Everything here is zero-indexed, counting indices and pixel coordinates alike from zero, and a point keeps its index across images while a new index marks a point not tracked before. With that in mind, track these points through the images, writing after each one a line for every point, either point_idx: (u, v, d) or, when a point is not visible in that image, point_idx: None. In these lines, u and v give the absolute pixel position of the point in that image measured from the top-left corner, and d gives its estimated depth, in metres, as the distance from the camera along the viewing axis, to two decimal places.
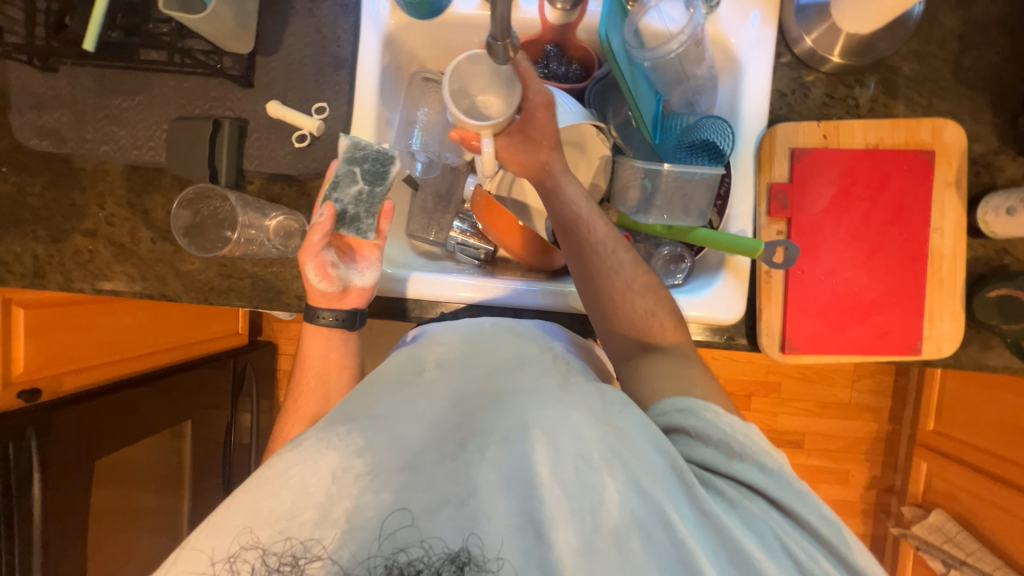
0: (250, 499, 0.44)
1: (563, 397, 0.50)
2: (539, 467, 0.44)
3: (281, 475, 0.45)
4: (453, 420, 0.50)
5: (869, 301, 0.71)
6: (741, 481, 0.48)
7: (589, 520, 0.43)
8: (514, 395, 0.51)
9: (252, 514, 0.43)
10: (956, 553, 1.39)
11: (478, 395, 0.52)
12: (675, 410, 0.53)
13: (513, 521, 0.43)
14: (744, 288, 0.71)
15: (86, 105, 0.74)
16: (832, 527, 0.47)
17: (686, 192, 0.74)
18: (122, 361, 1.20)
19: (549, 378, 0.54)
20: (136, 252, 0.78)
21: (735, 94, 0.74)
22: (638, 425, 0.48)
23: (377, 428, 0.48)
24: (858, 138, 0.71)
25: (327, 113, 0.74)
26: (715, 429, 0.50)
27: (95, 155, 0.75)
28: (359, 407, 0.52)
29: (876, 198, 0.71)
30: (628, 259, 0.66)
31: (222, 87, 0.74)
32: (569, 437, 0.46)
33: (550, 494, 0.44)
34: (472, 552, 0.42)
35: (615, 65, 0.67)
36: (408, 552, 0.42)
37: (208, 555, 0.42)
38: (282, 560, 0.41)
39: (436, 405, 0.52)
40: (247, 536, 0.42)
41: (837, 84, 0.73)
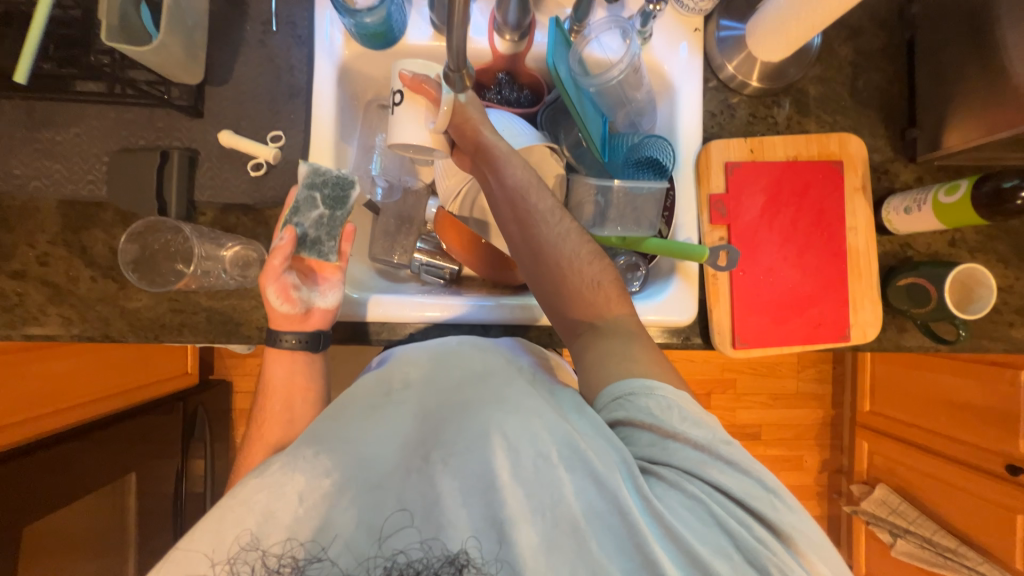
0: (228, 520, 0.44)
1: (524, 403, 0.54)
2: (500, 470, 0.49)
3: (246, 501, 0.45)
4: (419, 437, 0.53)
5: (805, 297, 0.79)
6: (677, 466, 0.52)
7: (548, 516, 0.47)
8: (480, 406, 0.55)
9: (219, 541, 0.43)
10: (900, 522, 1.53)
11: (445, 407, 0.56)
12: (613, 400, 0.57)
13: (476, 524, 0.47)
14: (694, 291, 0.77)
15: (14, 139, 0.70)
16: (777, 496, 0.52)
17: (636, 206, 0.78)
18: (50, 416, 1.08)
19: (512, 386, 0.57)
20: (74, 292, 0.73)
21: (671, 116, 0.82)
22: (592, 427, 0.52)
23: (344, 448, 0.50)
24: (780, 151, 0.80)
25: (284, 142, 0.73)
26: (647, 414, 0.55)
27: (25, 191, 0.70)
28: (329, 429, 0.52)
29: (801, 204, 0.79)
30: (560, 217, 0.68)
31: (168, 117, 0.72)
32: (528, 439, 0.50)
33: (510, 496, 0.47)
34: (471, 556, 0.46)
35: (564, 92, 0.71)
36: (407, 554, 0.45)
37: (208, 555, 0.43)
38: (283, 561, 0.44)
39: (407, 421, 0.55)
40: (247, 536, 0.44)
41: (758, 105, 0.82)
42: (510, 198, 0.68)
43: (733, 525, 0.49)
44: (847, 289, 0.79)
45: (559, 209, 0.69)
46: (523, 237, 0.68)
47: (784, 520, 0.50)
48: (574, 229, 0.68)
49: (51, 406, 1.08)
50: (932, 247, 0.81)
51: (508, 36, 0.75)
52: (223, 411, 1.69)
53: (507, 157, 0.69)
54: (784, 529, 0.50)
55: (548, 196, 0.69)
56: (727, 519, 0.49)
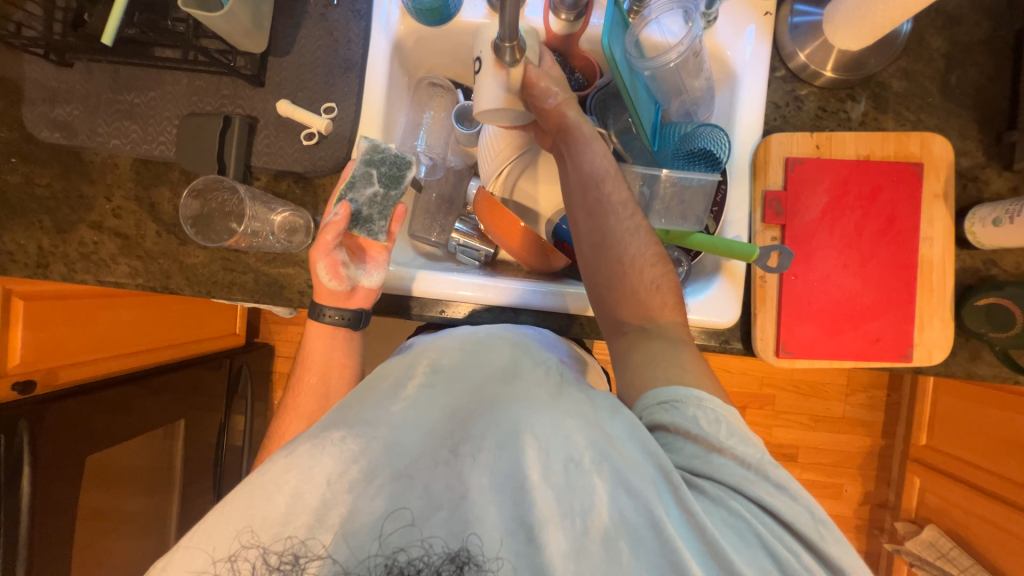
0: (242, 508, 0.46)
1: (556, 403, 0.54)
2: (530, 470, 0.48)
3: (273, 482, 0.46)
4: (447, 428, 0.52)
5: (865, 310, 0.72)
6: (722, 480, 0.50)
7: (577, 522, 0.47)
8: (508, 402, 0.54)
9: (247, 515, 0.45)
10: (950, 569, 1.40)
11: (473, 403, 0.55)
12: (658, 404, 0.55)
13: (504, 525, 0.46)
14: (738, 292, 0.73)
15: (100, 100, 0.76)
16: (826, 529, 0.49)
17: (684, 199, 0.75)
18: (118, 357, 1.20)
19: (542, 388, 0.57)
20: (140, 245, 0.79)
21: (731, 105, 0.77)
22: (627, 430, 0.51)
23: (372, 433, 0.50)
24: (850, 148, 0.73)
25: (336, 113, 0.75)
26: (694, 424, 0.53)
27: (105, 148, 0.76)
28: (351, 412, 0.53)
29: (868, 208, 0.72)
30: (630, 209, 0.66)
31: (233, 86, 0.76)
32: (561, 441, 0.50)
33: (541, 497, 0.47)
34: (471, 553, 0.45)
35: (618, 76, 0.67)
36: (408, 552, 0.46)
37: (209, 553, 0.45)
38: (282, 559, 0.45)
39: (433, 413, 0.53)
40: (247, 535, 0.45)
41: (829, 98, 0.76)
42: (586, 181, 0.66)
43: (784, 553, 0.46)
44: (914, 308, 0.72)
45: (631, 205, 0.67)
46: (592, 226, 0.66)
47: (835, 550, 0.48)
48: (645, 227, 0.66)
49: (116, 349, 1.19)
50: (1022, 267, 0.72)
51: (564, 16, 0.73)
52: (264, 373, 1.80)
53: (592, 141, 0.67)
54: (832, 559, 0.47)
55: (624, 189, 0.67)
56: (769, 540, 0.47)
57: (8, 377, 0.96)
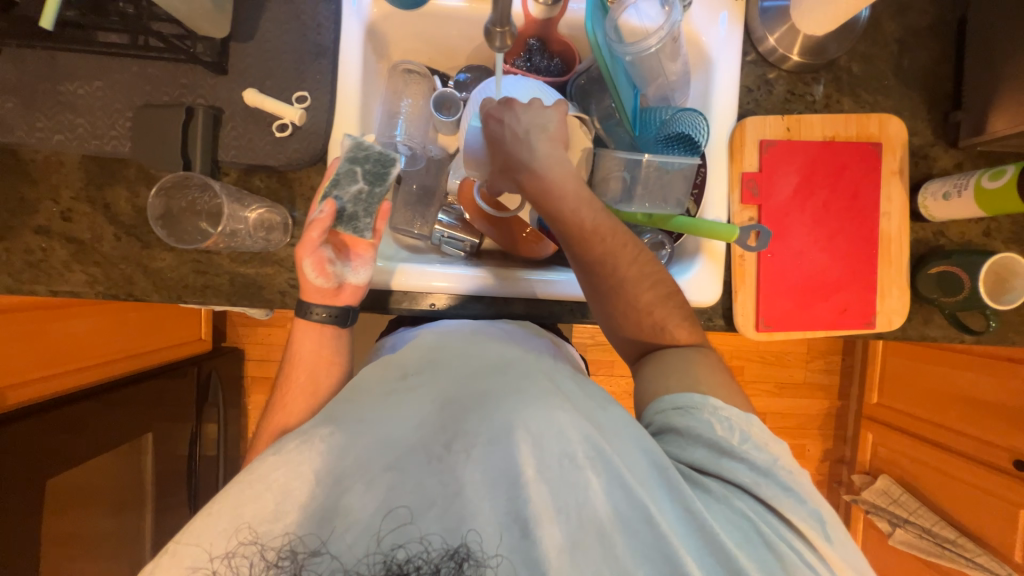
0: (232, 505, 0.45)
1: (550, 398, 0.53)
2: (523, 467, 0.48)
3: (262, 479, 0.46)
4: (438, 421, 0.52)
5: (833, 282, 0.77)
6: (728, 479, 0.53)
7: (571, 517, 0.48)
8: (501, 395, 0.53)
9: (239, 513, 0.45)
10: (901, 513, 1.55)
11: (464, 395, 0.55)
12: (674, 409, 0.58)
13: (499, 521, 0.47)
14: (719, 271, 0.76)
15: (36, 91, 0.69)
16: (821, 527, 0.51)
17: (664, 182, 0.76)
18: (70, 373, 1.11)
19: (534, 378, 0.56)
20: (98, 250, 0.73)
21: (706, 90, 0.78)
22: (628, 428, 0.54)
23: (363, 429, 0.50)
24: (818, 130, 0.77)
25: (309, 103, 0.71)
26: (708, 430, 0.55)
27: (47, 145, 0.69)
28: (345, 410, 0.53)
29: (834, 185, 0.77)
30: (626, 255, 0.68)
31: (191, 74, 0.70)
32: (554, 436, 0.50)
33: (534, 493, 0.48)
34: (471, 549, 0.46)
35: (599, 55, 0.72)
36: (407, 549, 0.45)
37: (207, 551, 0.44)
38: (282, 554, 0.44)
39: (424, 406, 0.53)
40: (247, 530, 0.44)
41: (796, 82, 0.79)
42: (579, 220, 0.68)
43: (780, 545, 0.49)
44: (877, 276, 0.77)
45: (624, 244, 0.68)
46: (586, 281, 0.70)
47: (833, 546, 0.51)
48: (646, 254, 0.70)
49: (66, 365, 1.09)
50: (965, 237, 0.79)
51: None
52: (235, 377, 1.72)
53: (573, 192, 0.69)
54: (830, 556, 0.51)
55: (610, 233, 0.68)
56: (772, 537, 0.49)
57: None
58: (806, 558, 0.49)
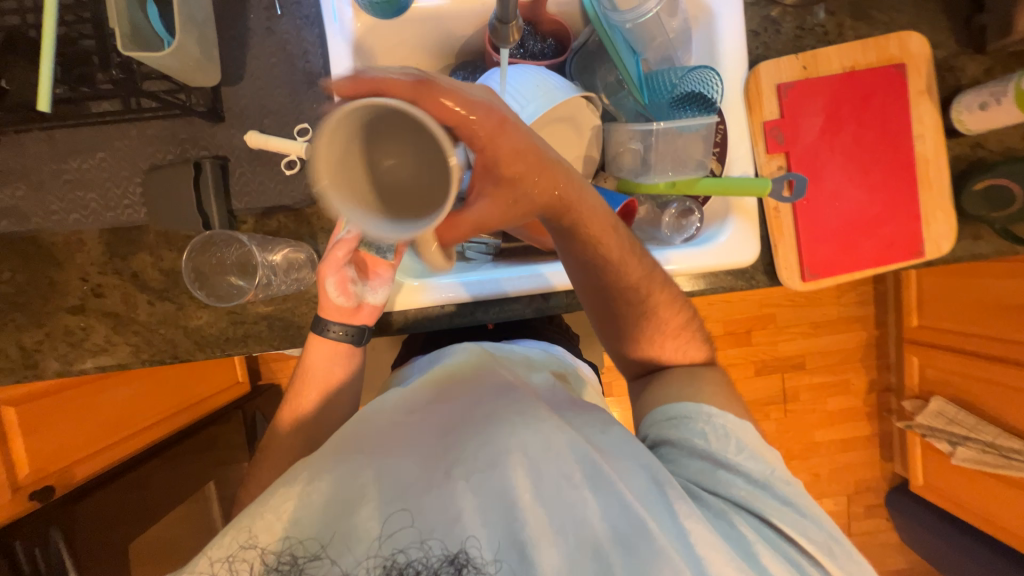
0: (250, 515, 0.48)
1: (552, 416, 0.55)
2: (522, 485, 0.49)
3: (278, 497, 0.49)
4: (443, 448, 0.53)
5: (874, 218, 0.74)
6: (724, 493, 0.55)
7: (569, 536, 0.47)
8: (503, 419, 0.54)
9: (253, 515, 0.48)
10: (959, 431, 1.53)
11: (468, 421, 0.56)
12: (670, 419, 0.62)
13: (495, 536, 0.46)
14: (754, 227, 0.74)
15: (43, 173, 0.68)
16: (812, 536, 0.54)
17: (679, 147, 0.73)
18: (132, 436, 1.12)
19: (540, 403, 0.58)
20: (135, 319, 0.73)
21: (710, 43, 0.75)
22: (626, 445, 0.55)
23: (368, 457, 0.52)
24: (835, 62, 0.73)
25: (311, 134, 0.70)
26: (704, 440, 0.59)
27: (66, 225, 0.70)
28: (355, 434, 0.55)
29: (861, 118, 0.74)
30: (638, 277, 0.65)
31: (189, 126, 0.69)
32: (552, 456, 0.51)
33: (531, 512, 0.47)
34: (470, 556, 0.46)
35: (595, 25, 0.70)
36: (407, 554, 0.45)
37: (209, 555, 0.46)
38: (281, 560, 0.45)
39: (430, 437, 0.55)
40: (247, 536, 0.46)
41: (804, 15, 0.75)
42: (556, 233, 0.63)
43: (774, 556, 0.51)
44: (917, 204, 0.74)
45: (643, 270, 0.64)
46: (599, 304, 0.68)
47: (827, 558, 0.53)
48: (638, 276, 0.64)
49: (124, 432, 1.10)
50: (1005, 144, 0.76)
51: None
52: None
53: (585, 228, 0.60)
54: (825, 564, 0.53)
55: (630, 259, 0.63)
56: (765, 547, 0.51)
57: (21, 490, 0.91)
58: (798, 565, 0.52)
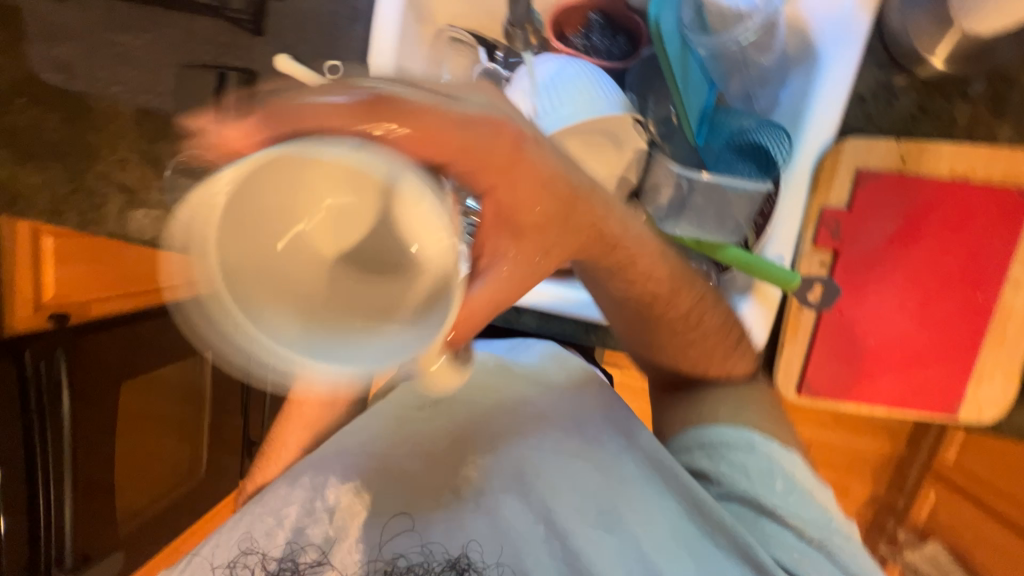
0: (243, 523, 0.63)
1: (562, 446, 0.68)
2: (525, 511, 0.65)
3: (269, 511, 0.64)
4: (450, 441, 0.70)
5: (912, 356, 0.65)
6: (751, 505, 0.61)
7: (562, 555, 0.62)
8: (507, 444, 0.69)
9: (245, 532, 0.62)
10: None
11: (472, 434, 0.70)
12: (698, 444, 0.66)
13: (488, 552, 0.62)
14: (769, 315, 0.65)
15: (99, 40, 0.74)
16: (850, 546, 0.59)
17: (724, 201, 0.61)
18: None
19: (555, 436, 0.69)
20: (145, 198, 0.76)
21: (801, 96, 0.61)
22: (631, 468, 0.66)
23: (383, 468, 0.67)
24: (943, 164, 0.60)
25: (340, 73, 0.66)
26: (739, 468, 0.63)
27: (110, 95, 0.74)
28: (352, 442, 0.69)
29: (948, 240, 0.61)
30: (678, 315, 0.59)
31: (230, 32, 0.69)
32: (557, 491, 0.65)
33: (519, 526, 0.64)
34: (469, 559, 0.62)
35: (657, 35, 0.59)
36: (405, 559, 0.61)
37: (213, 564, 0.60)
38: (281, 565, 0.60)
39: (437, 437, 0.70)
40: (246, 541, 0.61)
41: (933, 94, 0.61)
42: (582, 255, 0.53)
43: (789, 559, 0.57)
44: (977, 356, 0.64)
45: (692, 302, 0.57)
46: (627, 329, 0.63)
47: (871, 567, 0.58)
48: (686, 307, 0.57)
49: None
50: None
51: None
52: None
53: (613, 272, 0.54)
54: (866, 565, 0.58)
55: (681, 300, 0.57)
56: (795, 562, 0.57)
57: (43, 308, 1.01)
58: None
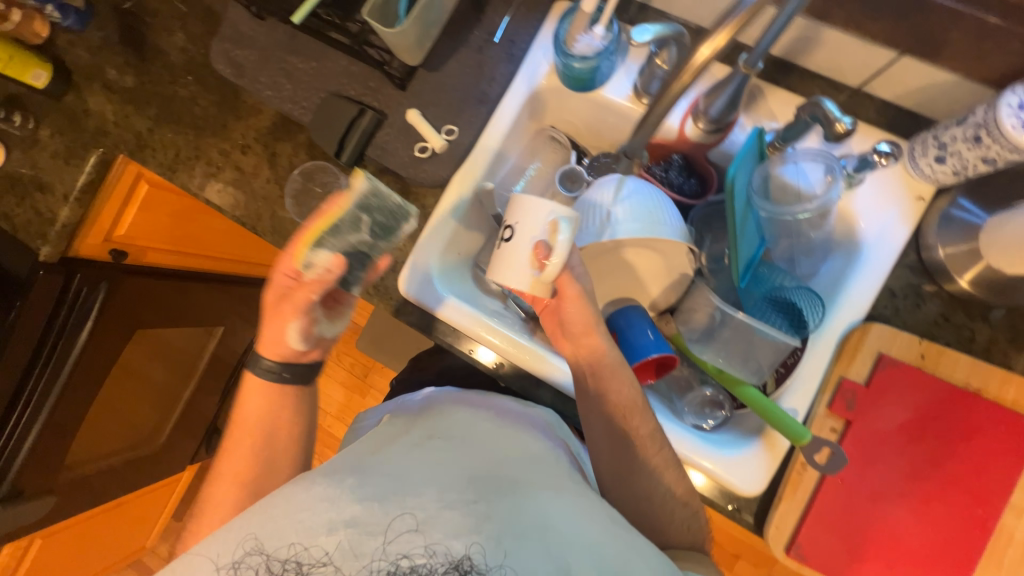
0: (251, 522, 0.53)
1: (575, 493, 0.58)
2: (541, 553, 0.51)
3: (288, 510, 0.53)
4: (458, 490, 0.55)
5: (905, 551, 0.65)
6: None
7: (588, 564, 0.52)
8: (527, 487, 0.57)
9: (257, 523, 0.53)
10: None
11: (493, 475, 0.58)
12: None
13: (492, 549, 0.50)
14: (771, 464, 0.68)
15: (272, 55, 0.87)
16: None
17: (751, 343, 0.70)
18: (203, 258, 1.33)
19: (564, 478, 0.60)
20: (250, 183, 0.87)
21: (840, 276, 0.70)
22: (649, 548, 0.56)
23: (386, 480, 0.55)
24: (959, 373, 0.65)
25: (454, 137, 0.79)
26: None
27: (259, 95, 0.87)
28: (366, 460, 0.59)
29: (955, 446, 0.64)
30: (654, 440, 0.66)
31: (380, 81, 0.82)
32: (566, 524, 0.54)
33: (529, 550, 0.51)
34: (472, 561, 0.49)
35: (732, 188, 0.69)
36: (410, 559, 0.49)
37: (215, 560, 0.51)
38: (286, 564, 0.50)
39: (450, 472, 0.57)
40: (253, 540, 0.51)
41: (956, 309, 0.68)
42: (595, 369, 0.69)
43: None
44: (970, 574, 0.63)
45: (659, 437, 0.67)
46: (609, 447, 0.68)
47: None
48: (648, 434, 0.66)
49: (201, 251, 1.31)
50: None
51: (703, 125, 0.72)
52: None
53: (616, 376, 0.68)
54: None
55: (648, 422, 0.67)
56: None
57: (109, 242, 1.08)
58: None
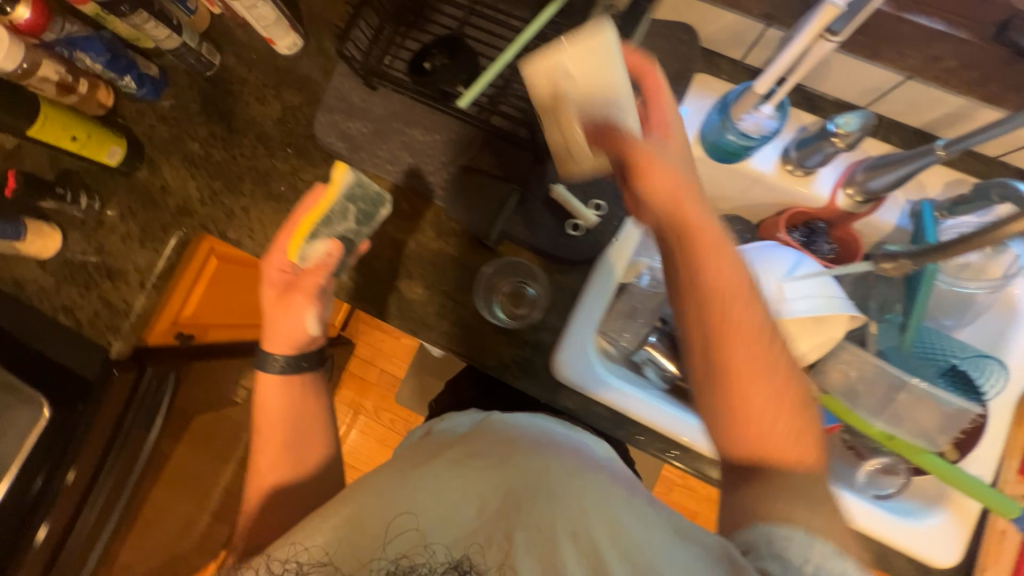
0: (295, 538, 0.53)
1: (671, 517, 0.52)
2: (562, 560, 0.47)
3: (341, 510, 0.54)
4: (496, 505, 0.53)
5: None
6: None
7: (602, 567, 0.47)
8: (573, 492, 0.53)
9: (298, 542, 0.52)
10: None
11: (523, 486, 0.54)
12: None
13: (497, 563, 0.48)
14: (963, 532, 0.68)
15: (390, 127, 0.82)
16: None
17: (925, 410, 0.69)
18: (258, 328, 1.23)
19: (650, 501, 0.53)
20: (371, 263, 0.81)
21: (1001, 337, 0.73)
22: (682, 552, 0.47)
23: (443, 498, 0.54)
24: None
25: (603, 211, 0.77)
26: None
27: (378, 170, 0.82)
28: (413, 473, 0.57)
29: None
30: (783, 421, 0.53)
31: (514, 154, 0.80)
32: (603, 532, 0.49)
33: (538, 553, 0.48)
34: (471, 562, 0.49)
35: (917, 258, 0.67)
36: (412, 559, 0.50)
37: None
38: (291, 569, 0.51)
39: (492, 492, 0.54)
40: (294, 556, 0.51)
41: None
42: (692, 250, 0.55)
43: None
44: None
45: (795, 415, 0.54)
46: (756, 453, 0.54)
47: None
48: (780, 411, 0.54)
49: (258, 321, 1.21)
50: None
51: (856, 195, 0.73)
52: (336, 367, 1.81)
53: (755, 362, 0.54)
54: None
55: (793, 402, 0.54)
56: None
57: (176, 326, 0.98)
58: None
